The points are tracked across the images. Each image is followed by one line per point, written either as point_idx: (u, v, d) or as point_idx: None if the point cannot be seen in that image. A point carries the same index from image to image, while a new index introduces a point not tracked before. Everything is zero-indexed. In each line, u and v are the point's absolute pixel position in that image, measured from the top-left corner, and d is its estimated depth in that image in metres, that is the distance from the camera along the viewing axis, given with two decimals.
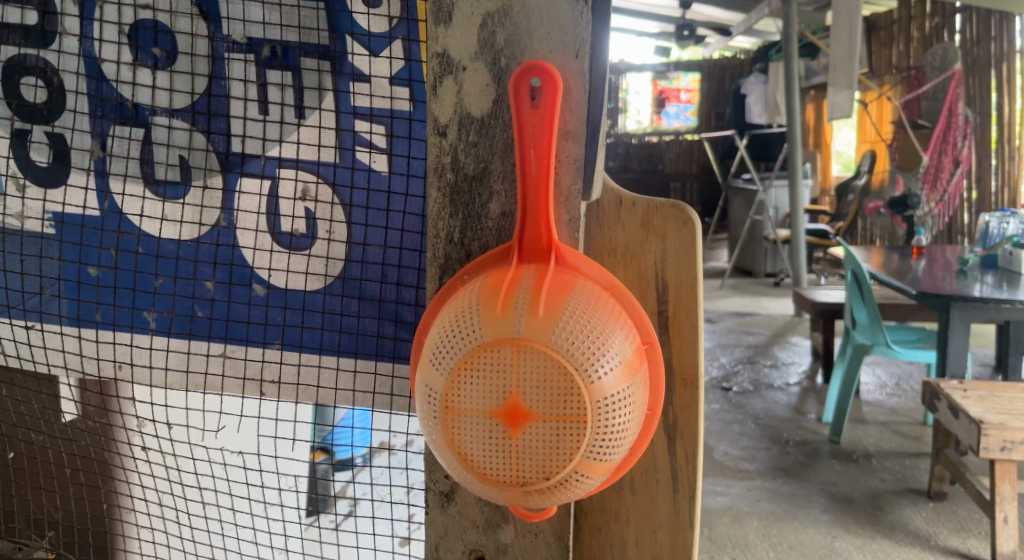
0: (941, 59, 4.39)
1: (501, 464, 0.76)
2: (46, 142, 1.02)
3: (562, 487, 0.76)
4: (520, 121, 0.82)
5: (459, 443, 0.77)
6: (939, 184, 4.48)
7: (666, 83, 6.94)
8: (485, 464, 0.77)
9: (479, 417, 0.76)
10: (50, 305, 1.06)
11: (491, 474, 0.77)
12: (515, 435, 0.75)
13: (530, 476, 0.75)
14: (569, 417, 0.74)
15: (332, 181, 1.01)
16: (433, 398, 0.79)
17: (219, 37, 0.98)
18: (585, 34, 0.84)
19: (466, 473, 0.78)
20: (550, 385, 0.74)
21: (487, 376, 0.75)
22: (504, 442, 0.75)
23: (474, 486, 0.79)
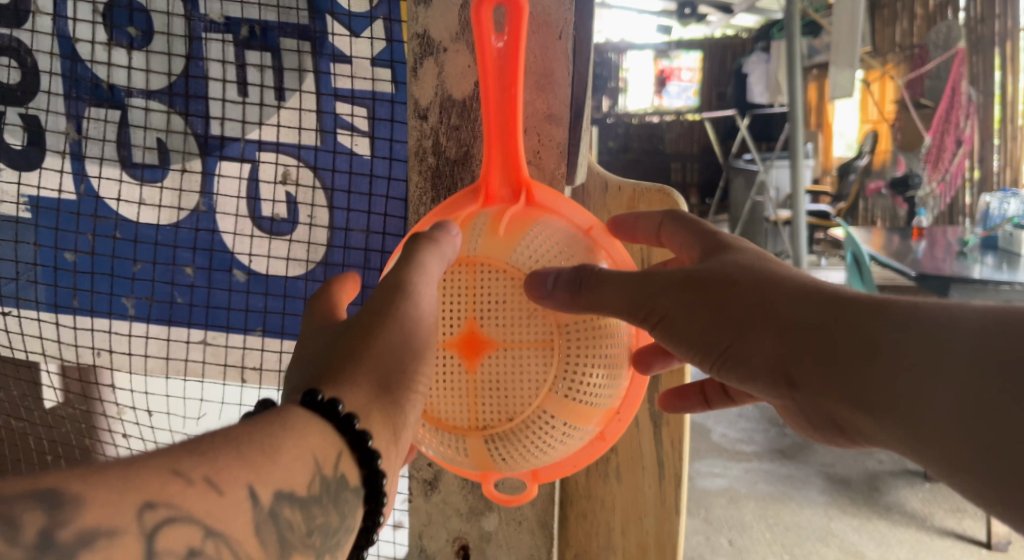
0: (945, 37, 4.20)
1: (459, 405, 0.72)
2: (20, 124, 0.99)
3: (529, 429, 0.72)
4: (485, 45, 0.70)
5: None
6: (941, 164, 4.36)
7: (668, 61, 6.69)
8: (442, 406, 0.73)
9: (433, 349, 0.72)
10: (26, 290, 1.04)
11: (451, 419, 0.73)
12: (473, 370, 0.71)
13: (491, 416, 0.72)
14: (534, 341, 0.71)
15: (313, 165, 0.99)
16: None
17: (197, 17, 0.95)
18: (568, 15, 0.82)
19: (421, 424, 0.74)
20: (506, 311, 0.71)
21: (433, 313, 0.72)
22: (461, 375, 0.72)
23: (430, 438, 0.75)
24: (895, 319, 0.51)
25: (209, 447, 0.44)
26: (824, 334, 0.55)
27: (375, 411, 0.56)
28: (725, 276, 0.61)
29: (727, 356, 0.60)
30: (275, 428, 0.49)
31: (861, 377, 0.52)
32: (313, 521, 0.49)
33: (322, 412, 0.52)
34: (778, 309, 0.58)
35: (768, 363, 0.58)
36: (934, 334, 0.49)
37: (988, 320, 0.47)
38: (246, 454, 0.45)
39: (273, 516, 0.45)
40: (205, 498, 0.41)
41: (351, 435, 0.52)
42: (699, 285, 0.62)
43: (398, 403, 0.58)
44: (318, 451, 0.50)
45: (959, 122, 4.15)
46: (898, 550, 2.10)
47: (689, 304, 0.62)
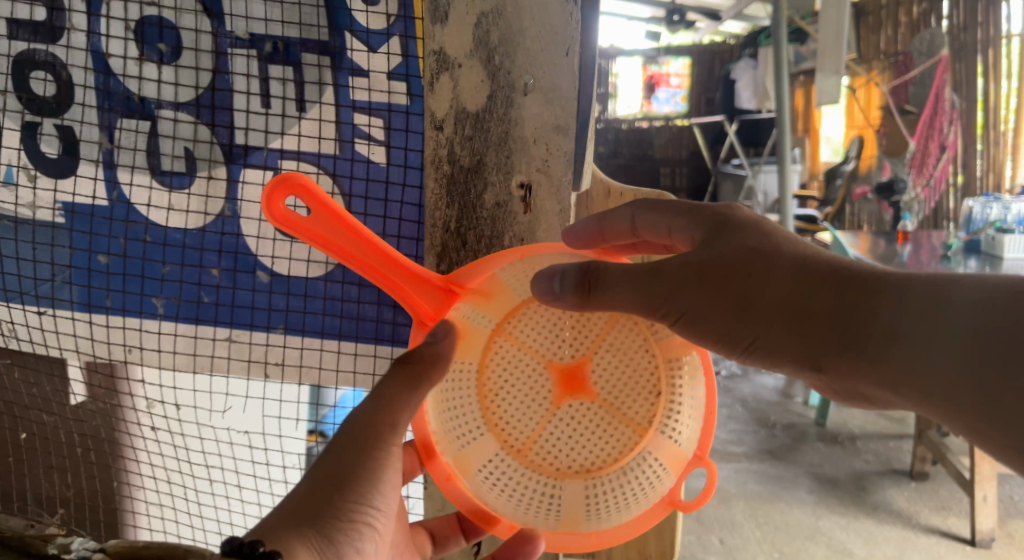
0: (928, 44, 4.24)
1: (615, 431, 0.81)
2: (55, 134, 1.05)
3: (672, 400, 0.80)
4: (306, 230, 0.73)
5: (567, 463, 0.80)
6: (925, 169, 4.37)
7: (657, 67, 6.79)
8: (607, 450, 0.81)
9: (550, 420, 0.82)
10: (61, 291, 1.10)
11: (611, 456, 0.80)
12: (587, 399, 0.82)
13: (638, 413, 0.81)
14: (600, 339, 0.81)
15: (332, 172, 1.05)
16: (498, 465, 0.80)
17: (223, 33, 1.01)
18: (575, 34, 0.89)
19: (600, 478, 0.80)
20: (575, 340, 0.82)
21: (519, 387, 0.82)
22: (587, 410, 0.82)
23: (630, 490, 0.80)
24: (905, 298, 0.63)
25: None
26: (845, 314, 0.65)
27: (300, 548, 0.62)
28: (739, 263, 0.69)
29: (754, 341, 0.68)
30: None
31: (878, 358, 0.63)
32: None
33: (244, 556, 0.59)
34: (796, 294, 0.66)
35: (796, 348, 0.67)
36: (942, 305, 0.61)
37: (980, 290, 0.60)
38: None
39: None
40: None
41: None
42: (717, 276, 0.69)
43: (336, 547, 0.64)
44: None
45: (943, 128, 4.23)
46: (884, 547, 2.17)
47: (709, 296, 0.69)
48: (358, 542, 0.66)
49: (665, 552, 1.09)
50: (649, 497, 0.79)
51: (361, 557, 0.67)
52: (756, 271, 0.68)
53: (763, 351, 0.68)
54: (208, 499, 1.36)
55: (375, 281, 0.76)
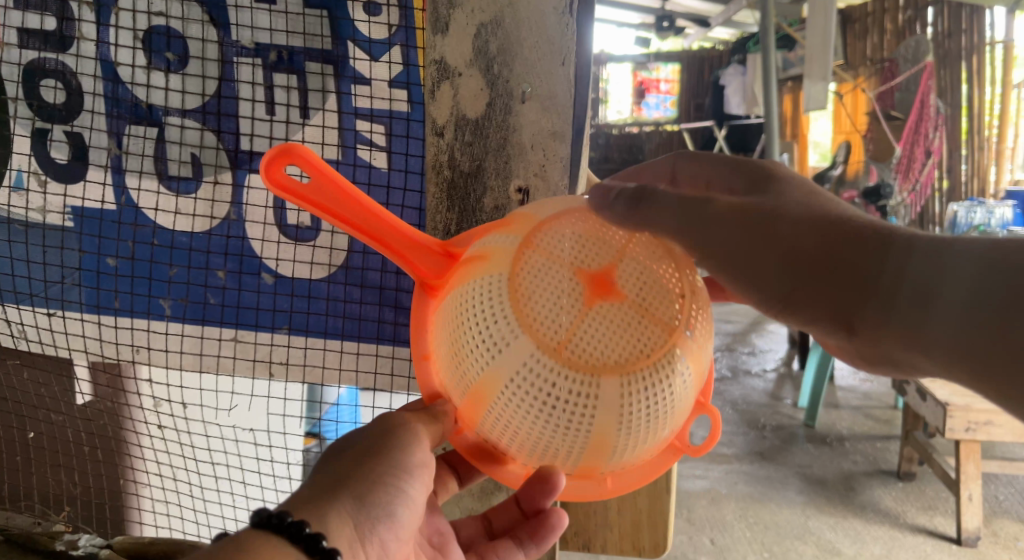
0: (914, 52, 4.35)
1: (652, 331, 0.69)
2: (65, 141, 1.08)
3: (699, 306, 0.72)
4: (306, 198, 0.74)
5: (603, 362, 0.68)
6: (912, 173, 4.29)
7: (646, 74, 6.88)
8: (643, 349, 0.69)
9: (584, 316, 0.68)
10: (71, 293, 1.14)
11: (650, 352, 0.69)
12: (623, 298, 0.69)
13: (672, 312, 0.70)
14: (631, 240, 0.72)
15: (335, 177, 1.08)
16: (530, 372, 0.68)
17: (229, 42, 1.04)
18: (570, 44, 0.93)
19: (638, 380, 0.68)
20: (601, 239, 0.71)
21: (548, 287, 0.69)
22: (625, 309, 0.69)
23: (663, 393, 0.69)
24: (905, 257, 0.59)
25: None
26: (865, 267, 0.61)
27: (331, 516, 0.66)
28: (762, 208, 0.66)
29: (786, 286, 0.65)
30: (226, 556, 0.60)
31: (894, 320, 0.60)
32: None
33: (274, 527, 0.63)
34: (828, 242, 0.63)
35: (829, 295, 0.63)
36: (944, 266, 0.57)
37: (989, 252, 0.56)
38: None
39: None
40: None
41: (306, 542, 0.62)
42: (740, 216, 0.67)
43: (366, 510, 0.68)
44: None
45: (929, 133, 4.21)
46: (872, 546, 2.21)
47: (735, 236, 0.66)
48: (390, 508, 0.70)
49: (659, 546, 1.12)
50: (682, 404, 0.72)
51: (393, 524, 0.70)
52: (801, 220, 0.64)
53: (803, 304, 0.64)
54: (210, 497, 1.38)
55: (380, 251, 0.76)
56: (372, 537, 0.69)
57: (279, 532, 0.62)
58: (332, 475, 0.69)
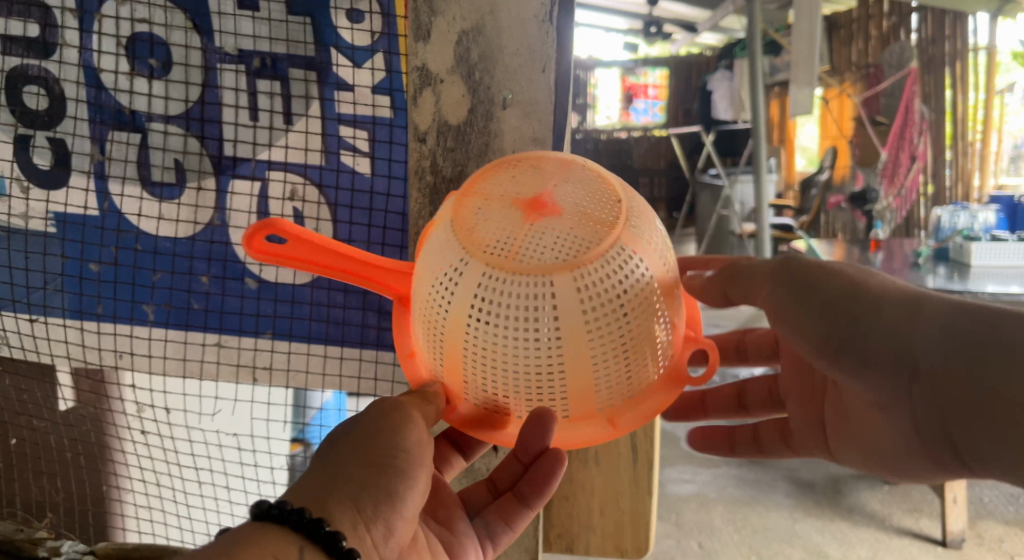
0: (898, 57, 4.26)
1: (593, 233, 0.70)
2: (48, 147, 1.09)
3: (637, 215, 0.74)
4: (290, 257, 0.76)
5: (549, 264, 0.68)
6: (897, 179, 4.31)
7: (635, 78, 6.87)
8: (587, 247, 0.69)
9: (524, 233, 0.70)
10: (53, 298, 1.14)
11: (598, 247, 0.69)
12: (560, 212, 0.71)
13: (609, 216, 0.72)
14: (560, 167, 0.75)
15: (318, 183, 1.08)
16: (485, 293, 0.69)
17: (211, 49, 1.05)
18: (551, 51, 0.95)
19: (587, 275, 0.68)
20: (535, 171, 0.75)
21: (492, 215, 0.72)
22: (561, 220, 0.70)
23: (618, 287, 0.69)
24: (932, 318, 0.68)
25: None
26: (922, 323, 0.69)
27: (333, 503, 0.65)
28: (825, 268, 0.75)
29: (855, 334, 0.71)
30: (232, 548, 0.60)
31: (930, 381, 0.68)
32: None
33: (275, 517, 0.63)
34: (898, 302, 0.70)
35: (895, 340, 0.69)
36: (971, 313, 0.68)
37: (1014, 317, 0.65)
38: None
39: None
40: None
41: (309, 529, 0.63)
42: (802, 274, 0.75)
43: (368, 491, 0.67)
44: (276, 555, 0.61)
45: (914, 139, 4.20)
46: (858, 549, 2.23)
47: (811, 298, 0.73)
48: (393, 488, 0.69)
49: (640, 547, 1.13)
50: (644, 300, 0.71)
51: (398, 505, 0.69)
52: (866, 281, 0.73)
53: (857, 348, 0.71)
54: (193, 501, 1.39)
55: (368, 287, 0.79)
56: (377, 519, 0.67)
57: (281, 522, 0.63)
58: (331, 462, 0.69)
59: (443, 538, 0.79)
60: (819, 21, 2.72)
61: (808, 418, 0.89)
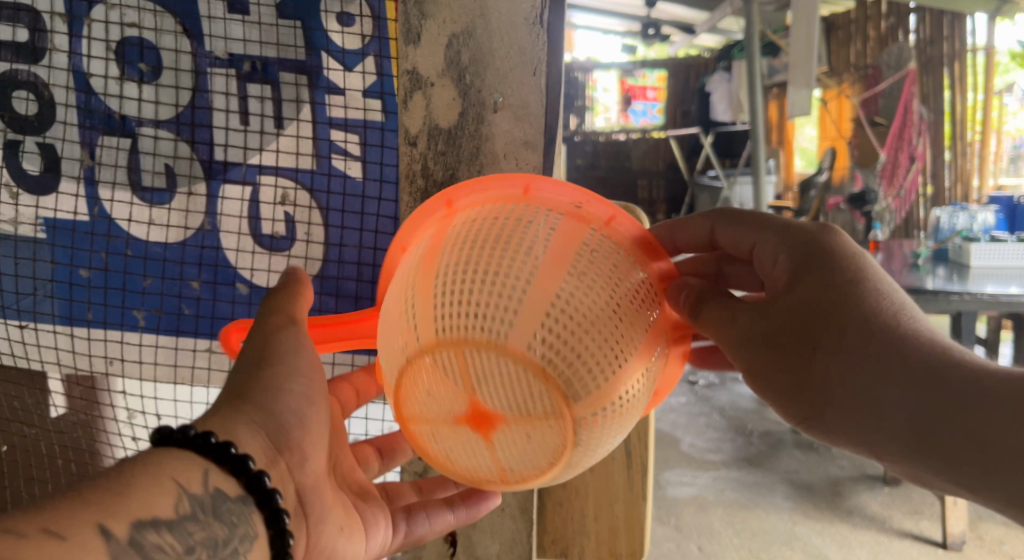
0: (896, 58, 4.27)
1: (536, 400, 0.67)
2: (37, 152, 1.08)
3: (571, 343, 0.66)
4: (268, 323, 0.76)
5: (519, 457, 0.70)
6: (896, 180, 4.25)
7: (633, 80, 6.76)
8: (539, 416, 0.67)
9: (480, 445, 0.70)
10: (43, 305, 1.14)
11: (550, 415, 0.67)
12: (496, 405, 0.67)
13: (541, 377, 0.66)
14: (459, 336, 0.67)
15: (309, 187, 1.08)
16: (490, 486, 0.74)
17: (202, 53, 1.04)
18: (541, 54, 0.94)
19: (558, 446, 0.69)
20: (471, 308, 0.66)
21: (438, 427, 0.70)
22: (499, 410, 0.67)
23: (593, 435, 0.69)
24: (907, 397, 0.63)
25: (50, 506, 0.55)
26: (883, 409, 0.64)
27: (240, 430, 0.68)
28: (780, 320, 0.69)
29: (824, 411, 0.66)
30: (130, 469, 0.61)
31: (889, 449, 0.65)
32: (188, 534, 0.60)
33: (178, 441, 0.65)
34: (864, 365, 0.65)
35: (854, 423, 0.66)
36: (931, 377, 0.63)
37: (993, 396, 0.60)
38: (93, 499, 0.56)
39: (134, 540, 0.56)
40: (47, 545, 0.52)
41: (214, 452, 0.65)
42: (760, 335, 0.69)
43: (275, 420, 0.72)
44: (178, 476, 0.62)
45: (912, 140, 4.17)
46: (858, 551, 2.22)
47: (766, 370, 0.69)
48: (299, 414, 0.73)
49: (636, 553, 1.11)
50: (629, 410, 0.71)
51: (303, 425, 0.74)
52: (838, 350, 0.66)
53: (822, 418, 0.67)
54: None
55: None
56: (284, 445, 0.72)
57: (185, 446, 0.65)
58: (234, 386, 0.72)
59: (358, 507, 0.82)
60: (817, 23, 2.71)
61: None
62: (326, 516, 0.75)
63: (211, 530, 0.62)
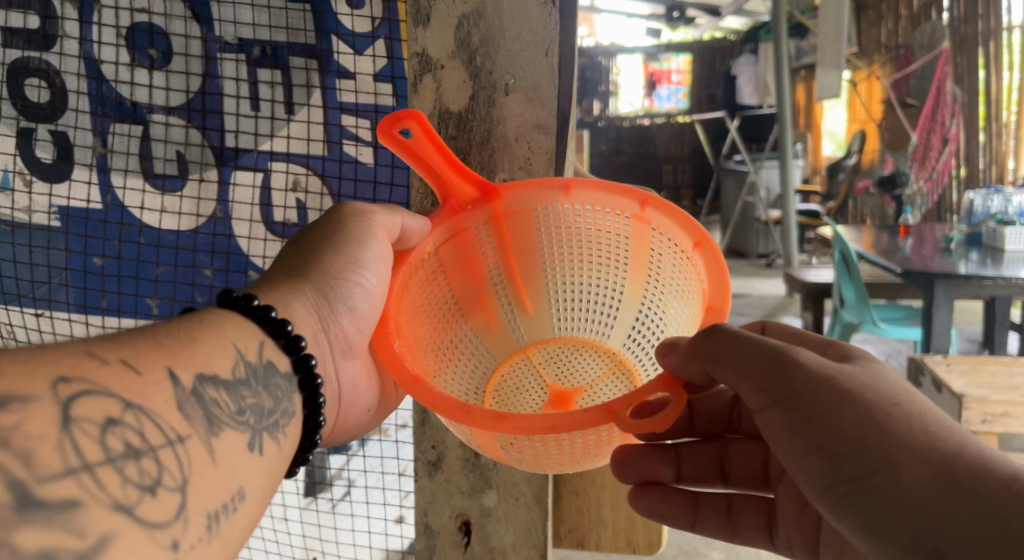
0: (929, 37, 4.18)
1: None
2: (50, 140, 1.09)
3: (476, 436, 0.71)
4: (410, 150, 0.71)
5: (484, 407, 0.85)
6: (927, 162, 4.26)
7: (658, 65, 6.69)
8: None
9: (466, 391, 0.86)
10: (58, 293, 1.15)
11: None
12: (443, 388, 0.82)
13: None
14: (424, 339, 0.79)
15: (321, 173, 1.05)
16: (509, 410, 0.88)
17: (211, 38, 1.03)
18: (554, 34, 0.91)
19: None
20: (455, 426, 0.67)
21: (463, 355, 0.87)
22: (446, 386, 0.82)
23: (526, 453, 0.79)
24: (956, 513, 0.49)
25: (129, 342, 0.49)
26: (929, 514, 0.50)
27: (294, 305, 0.65)
28: (812, 383, 0.55)
29: (842, 489, 0.54)
30: (196, 326, 0.56)
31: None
32: (242, 399, 0.54)
33: (242, 310, 0.60)
34: (914, 468, 0.51)
35: (887, 526, 0.52)
36: (968, 499, 0.49)
37: None
38: (166, 345, 0.51)
39: (196, 391, 0.50)
40: (121, 377, 0.46)
41: (272, 326, 0.60)
42: (777, 394, 0.57)
43: (330, 304, 0.67)
44: (237, 341, 0.57)
45: (945, 120, 4.09)
46: None
47: (783, 436, 0.57)
48: (351, 301, 0.69)
49: (653, 543, 1.12)
50: None
51: (357, 316, 0.70)
52: (886, 443, 0.52)
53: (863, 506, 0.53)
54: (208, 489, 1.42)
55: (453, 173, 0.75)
56: (335, 328, 0.69)
57: (247, 315, 0.60)
58: (295, 263, 0.69)
59: None
60: (847, 1, 2.61)
61: (798, 522, 0.75)
62: (360, 393, 0.75)
63: (260, 399, 0.56)
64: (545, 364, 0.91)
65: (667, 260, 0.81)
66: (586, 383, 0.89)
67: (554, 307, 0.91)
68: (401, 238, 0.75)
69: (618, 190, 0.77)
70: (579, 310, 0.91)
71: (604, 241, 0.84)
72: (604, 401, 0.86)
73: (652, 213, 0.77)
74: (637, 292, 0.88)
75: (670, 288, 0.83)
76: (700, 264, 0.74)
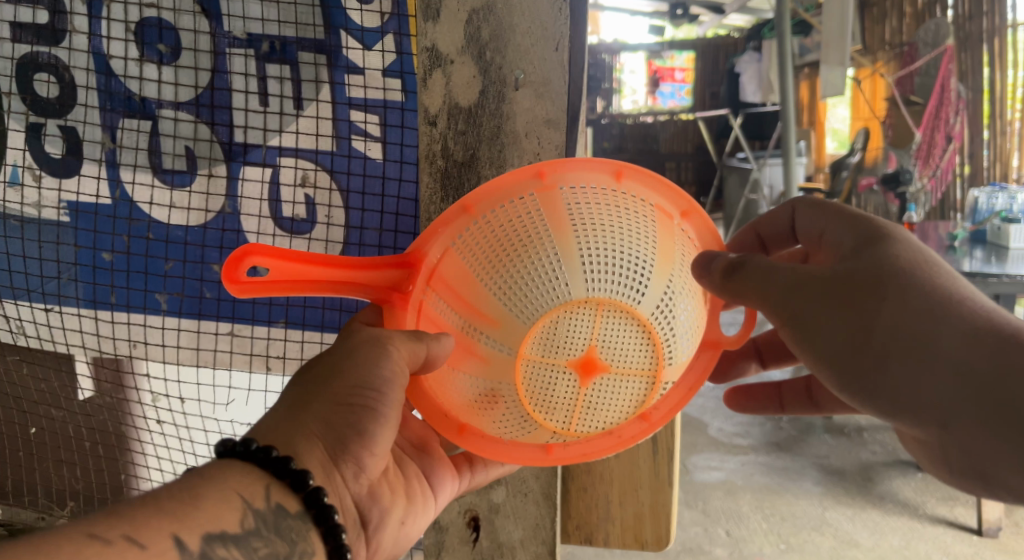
0: (933, 34, 4.13)
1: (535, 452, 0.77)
2: (60, 135, 1.09)
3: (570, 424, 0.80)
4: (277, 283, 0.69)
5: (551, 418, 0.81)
6: (931, 160, 4.14)
7: (660, 62, 6.76)
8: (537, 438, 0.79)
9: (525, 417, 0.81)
10: (67, 288, 1.15)
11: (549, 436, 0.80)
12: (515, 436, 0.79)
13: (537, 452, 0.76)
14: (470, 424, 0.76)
15: (330, 168, 1.06)
16: (563, 412, 0.81)
17: (221, 33, 1.03)
18: (564, 29, 0.91)
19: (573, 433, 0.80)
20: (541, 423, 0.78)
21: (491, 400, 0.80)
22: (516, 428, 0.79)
23: (613, 417, 0.80)
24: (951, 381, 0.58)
25: (130, 510, 0.53)
26: (932, 381, 0.59)
27: (299, 440, 0.65)
28: (820, 287, 0.63)
29: (860, 380, 0.62)
30: (197, 480, 0.59)
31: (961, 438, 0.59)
32: (253, 551, 0.59)
33: (241, 454, 0.62)
34: (912, 363, 0.59)
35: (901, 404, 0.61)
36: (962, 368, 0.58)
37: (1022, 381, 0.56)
38: (167, 508, 0.55)
39: (204, 553, 0.55)
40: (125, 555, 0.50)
41: (275, 466, 0.62)
42: (792, 307, 0.64)
43: (338, 432, 0.67)
44: (242, 490, 0.60)
45: (949, 118, 4.04)
46: (891, 537, 2.06)
47: (803, 341, 0.65)
48: (361, 426, 0.67)
49: (661, 540, 1.10)
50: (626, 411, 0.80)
51: (369, 442, 0.68)
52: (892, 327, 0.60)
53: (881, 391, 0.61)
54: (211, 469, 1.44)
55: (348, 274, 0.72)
56: (345, 456, 0.67)
57: (247, 459, 0.62)
58: (301, 392, 0.69)
59: (421, 464, 0.81)
60: None
61: None
62: (387, 510, 0.72)
63: (273, 547, 0.60)
64: (546, 351, 0.82)
65: (592, 212, 0.77)
66: (590, 339, 0.81)
67: (507, 298, 0.80)
68: (427, 365, 0.71)
69: (509, 177, 0.73)
70: (534, 284, 0.81)
71: (522, 224, 0.77)
72: (621, 340, 0.81)
73: (555, 177, 0.74)
74: (568, 239, 0.79)
75: (605, 230, 0.78)
76: (634, 189, 0.75)
